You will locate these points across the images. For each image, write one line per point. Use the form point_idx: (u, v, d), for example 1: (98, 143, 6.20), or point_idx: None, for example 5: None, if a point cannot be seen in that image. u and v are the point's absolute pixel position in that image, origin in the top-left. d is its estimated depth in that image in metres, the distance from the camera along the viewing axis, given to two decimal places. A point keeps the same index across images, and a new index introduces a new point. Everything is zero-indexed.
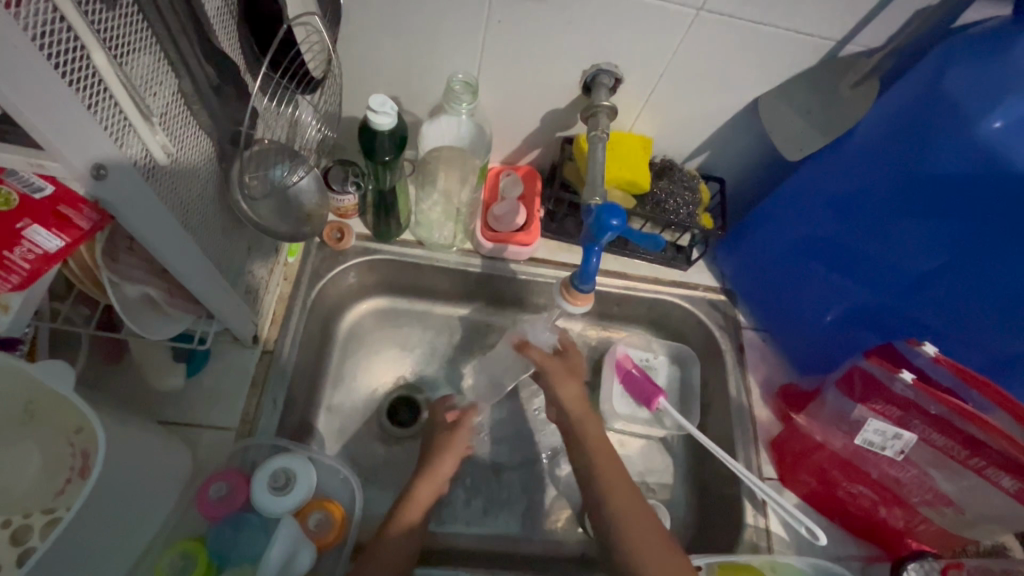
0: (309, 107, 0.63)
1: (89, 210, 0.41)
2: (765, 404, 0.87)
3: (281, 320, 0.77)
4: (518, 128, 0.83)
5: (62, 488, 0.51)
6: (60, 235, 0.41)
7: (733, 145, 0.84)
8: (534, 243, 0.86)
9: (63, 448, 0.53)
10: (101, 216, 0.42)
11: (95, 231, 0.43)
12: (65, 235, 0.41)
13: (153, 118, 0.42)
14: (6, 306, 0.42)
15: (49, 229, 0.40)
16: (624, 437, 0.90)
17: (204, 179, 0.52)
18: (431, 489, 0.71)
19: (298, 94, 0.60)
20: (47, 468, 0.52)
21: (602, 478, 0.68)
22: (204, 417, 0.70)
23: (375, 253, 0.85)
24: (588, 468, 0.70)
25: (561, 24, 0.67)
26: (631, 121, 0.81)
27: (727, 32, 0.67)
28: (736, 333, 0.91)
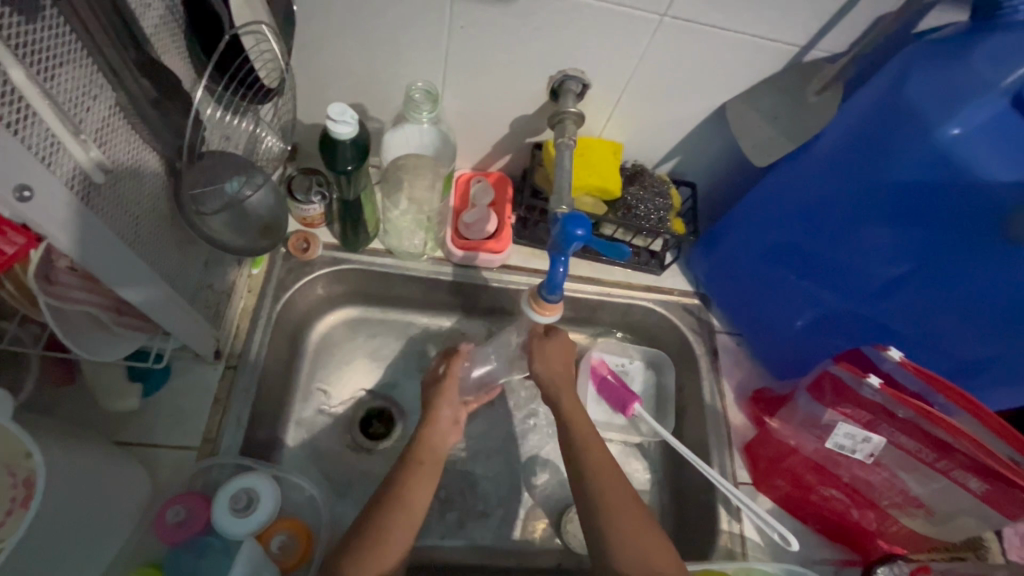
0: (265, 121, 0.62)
1: (14, 233, 0.39)
2: (738, 408, 0.87)
3: (245, 334, 0.75)
4: (487, 133, 0.82)
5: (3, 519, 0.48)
6: None
7: (704, 150, 0.84)
8: (505, 250, 0.85)
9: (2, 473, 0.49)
10: (27, 241, 0.39)
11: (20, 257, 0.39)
12: None
13: (85, 135, 0.40)
14: None
15: None
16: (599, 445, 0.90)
17: (152, 195, 0.50)
18: (427, 473, 0.65)
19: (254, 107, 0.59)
20: None
21: None
22: (164, 438, 0.67)
23: (344, 263, 0.83)
24: None
25: (525, 29, 0.66)
26: (601, 127, 0.81)
27: (692, 38, 0.66)
28: (710, 337, 0.91)
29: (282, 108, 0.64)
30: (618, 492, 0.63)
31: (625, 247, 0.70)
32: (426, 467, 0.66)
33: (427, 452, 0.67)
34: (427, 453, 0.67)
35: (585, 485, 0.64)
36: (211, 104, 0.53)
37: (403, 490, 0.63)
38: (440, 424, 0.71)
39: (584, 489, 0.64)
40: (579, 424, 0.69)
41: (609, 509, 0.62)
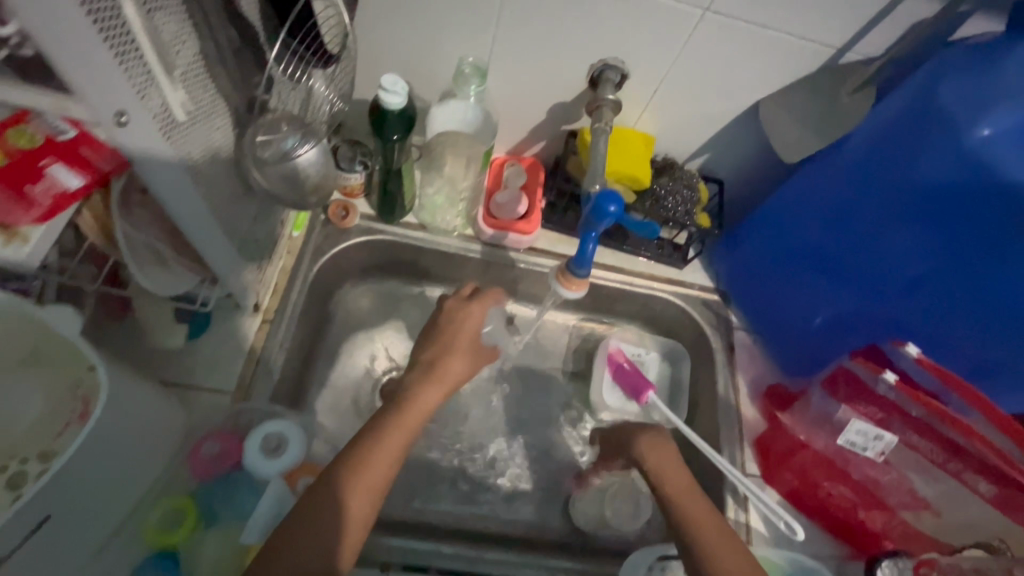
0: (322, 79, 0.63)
1: (106, 152, 0.43)
2: (752, 403, 0.89)
3: (282, 292, 0.78)
4: (525, 117, 0.85)
5: (62, 431, 0.54)
6: (81, 174, 0.43)
7: (734, 148, 0.86)
8: (534, 233, 0.88)
9: (64, 389, 0.56)
10: (118, 160, 0.45)
11: (111, 174, 0.45)
12: (84, 175, 0.43)
13: (175, 75, 0.44)
14: (26, 238, 0.43)
15: (71, 168, 0.42)
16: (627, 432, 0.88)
17: (219, 138, 0.54)
18: (386, 465, 0.57)
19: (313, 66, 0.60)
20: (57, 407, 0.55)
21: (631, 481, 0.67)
22: (202, 380, 0.71)
23: (378, 233, 0.87)
24: None
25: (571, 16, 0.68)
26: (635, 118, 0.83)
27: (731, 34, 0.69)
28: (727, 332, 0.93)
29: (338, 83, 0.64)
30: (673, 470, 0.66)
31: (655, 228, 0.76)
32: (384, 460, 0.57)
33: (381, 448, 0.57)
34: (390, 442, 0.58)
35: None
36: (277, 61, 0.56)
37: (340, 496, 0.54)
38: (421, 405, 0.63)
39: None
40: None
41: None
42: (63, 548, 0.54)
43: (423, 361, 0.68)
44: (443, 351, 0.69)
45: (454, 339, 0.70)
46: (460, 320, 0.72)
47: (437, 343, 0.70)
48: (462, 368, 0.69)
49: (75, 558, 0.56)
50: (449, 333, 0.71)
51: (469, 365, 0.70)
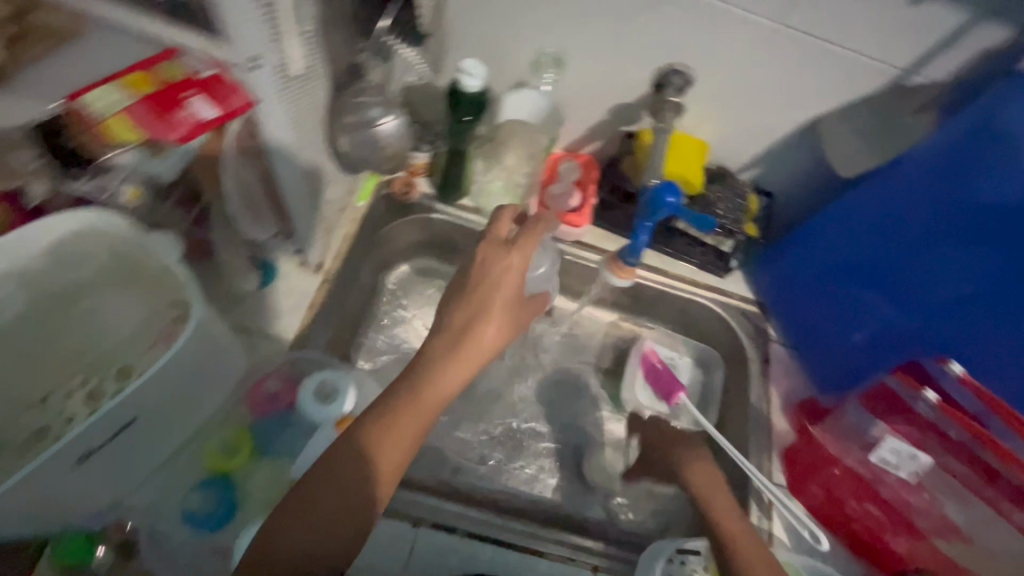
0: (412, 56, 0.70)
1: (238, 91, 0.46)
2: (783, 414, 0.89)
3: (342, 256, 0.83)
4: (586, 115, 0.88)
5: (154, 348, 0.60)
6: (217, 106, 0.45)
7: (787, 162, 0.88)
8: (583, 226, 0.92)
9: (151, 314, 0.61)
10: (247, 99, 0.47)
11: (242, 113, 0.47)
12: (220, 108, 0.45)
13: (298, 32, 0.49)
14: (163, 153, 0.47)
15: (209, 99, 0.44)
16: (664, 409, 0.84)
17: (318, 97, 0.59)
18: (414, 426, 0.60)
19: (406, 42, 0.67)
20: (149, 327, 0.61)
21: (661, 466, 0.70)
22: (264, 328, 0.76)
23: (435, 212, 0.91)
24: None
25: (646, 21, 0.72)
26: (693, 125, 0.86)
27: (798, 47, 0.72)
28: (764, 344, 0.94)
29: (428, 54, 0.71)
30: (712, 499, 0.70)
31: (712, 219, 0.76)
32: (408, 430, 0.59)
33: (414, 403, 0.60)
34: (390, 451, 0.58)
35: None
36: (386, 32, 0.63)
37: (371, 446, 0.57)
38: (441, 385, 0.62)
39: None
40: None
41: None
42: (137, 453, 0.59)
43: (456, 327, 0.65)
44: (476, 318, 0.65)
45: (487, 302, 0.65)
46: (496, 272, 0.66)
47: (466, 313, 0.65)
48: (495, 333, 0.65)
49: (139, 467, 0.61)
50: (484, 288, 0.66)
51: (501, 330, 0.66)
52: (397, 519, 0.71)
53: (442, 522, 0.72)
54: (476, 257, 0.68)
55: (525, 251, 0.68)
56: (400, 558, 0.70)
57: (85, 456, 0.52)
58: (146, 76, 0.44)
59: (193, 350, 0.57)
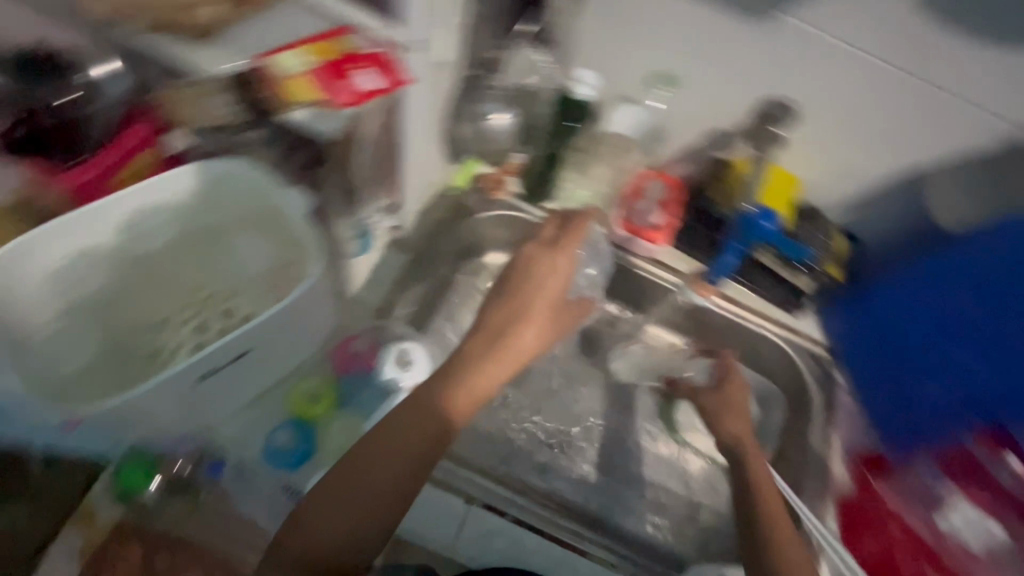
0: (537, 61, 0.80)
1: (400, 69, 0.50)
2: (844, 464, 0.86)
3: (428, 237, 0.87)
4: (680, 136, 0.90)
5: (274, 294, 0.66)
6: (382, 79, 0.49)
7: (880, 207, 0.87)
8: (661, 244, 0.93)
9: (271, 264, 0.67)
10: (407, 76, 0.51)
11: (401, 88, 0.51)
12: (384, 80, 0.49)
13: (451, 20, 0.53)
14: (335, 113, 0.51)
15: (376, 71, 0.49)
16: (721, 382, 0.87)
17: (443, 83, 0.63)
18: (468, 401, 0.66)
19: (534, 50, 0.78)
20: (267, 275, 0.67)
21: None
22: (350, 294, 0.80)
23: (519, 211, 0.91)
24: None
25: (763, 53, 0.73)
26: (789, 159, 0.87)
27: (915, 93, 0.71)
28: (830, 389, 0.91)
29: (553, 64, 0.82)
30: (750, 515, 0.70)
31: (805, 249, 0.87)
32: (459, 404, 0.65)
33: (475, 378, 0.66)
34: (422, 428, 0.63)
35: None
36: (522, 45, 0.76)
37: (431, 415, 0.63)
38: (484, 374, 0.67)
39: None
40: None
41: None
42: (238, 382, 0.65)
43: (491, 329, 0.71)
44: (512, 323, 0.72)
45: (527, 310, 0.72)
46: (542, 275, 0.74)
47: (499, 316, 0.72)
48: (533, 338, 0.72)
49: (240, 395, 0.68)
50: (528, 290, 0.73)
51: (540, 336, 0.73)
52: (450, 493, 0.74)
53: (492, 504, 0.75)
54: (521, 256, 0.76)
55: (568, 254, 0.77)
56: (450, 531, 0.72)
57: (206, 375, 0.59)
58: (325, 45, 0.49)
59: (306, 302, 0.62)
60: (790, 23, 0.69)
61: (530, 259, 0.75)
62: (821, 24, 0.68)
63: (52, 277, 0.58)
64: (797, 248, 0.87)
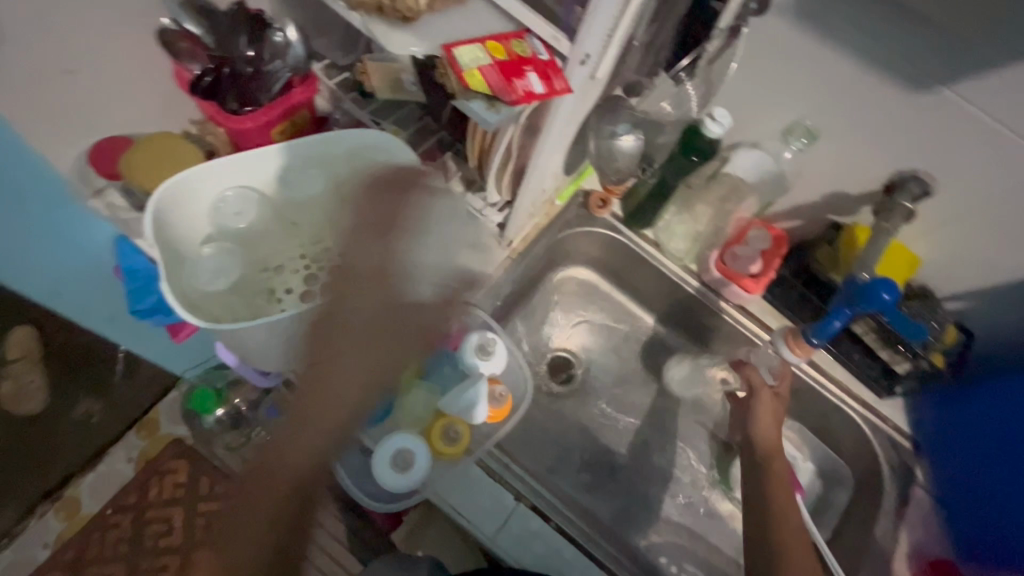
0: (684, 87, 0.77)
1: (562, 81, 0.53)
2: (909, 564, 0.80)
3: (529, 240, 0.91)
4: (798, 193, 0.89)
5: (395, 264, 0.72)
6: (545, 85, 0.52)
7: (1005, 305, 0.82)
8: (754, 293, 0.90)
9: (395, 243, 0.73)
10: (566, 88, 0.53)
11: (558, 95, 0.54)
12: (546, 86, 0.52)
13: (618, 43, 0.56)
14: (498, 108, 0.53)
15: (542, 78, 0.51)
16: (777, 388, 0.85)
17: (587, 99, 0.66)
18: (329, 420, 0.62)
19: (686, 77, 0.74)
20: None
21: None
22: (448, 276, 0.84)
23: (618, 233, 0.96)
24: None
25: (906, 119, 0.71)
26: (910, 236, 0.83)
27: None
28: (906, 482, 0.86)
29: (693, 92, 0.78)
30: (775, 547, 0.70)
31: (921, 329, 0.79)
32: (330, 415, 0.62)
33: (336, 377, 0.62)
34: (282, 461, 0.62)
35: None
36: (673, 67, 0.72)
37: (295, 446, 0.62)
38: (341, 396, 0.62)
39: None
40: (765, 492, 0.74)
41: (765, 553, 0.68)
42: None
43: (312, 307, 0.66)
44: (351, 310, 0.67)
45: (378, 296, 0.66)
46: (377, 252, 0.67)
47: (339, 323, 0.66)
48: (386, 352, 0.65)
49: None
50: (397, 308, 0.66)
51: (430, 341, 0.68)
52: (501, 486, 0.74)
53: (538, 507, 0.75)
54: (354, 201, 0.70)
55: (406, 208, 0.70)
56: (495, 523, 0.72)
57: (322, 320, 0.64)
58: (501, 46, 0.52)
59: (415, 278, 0.67)
60: (947, 93, 0.66)
61: (396, 183, 0.69)
62: (980, 101, 0.65)
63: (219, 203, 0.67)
64: (915, 327, 0.79)
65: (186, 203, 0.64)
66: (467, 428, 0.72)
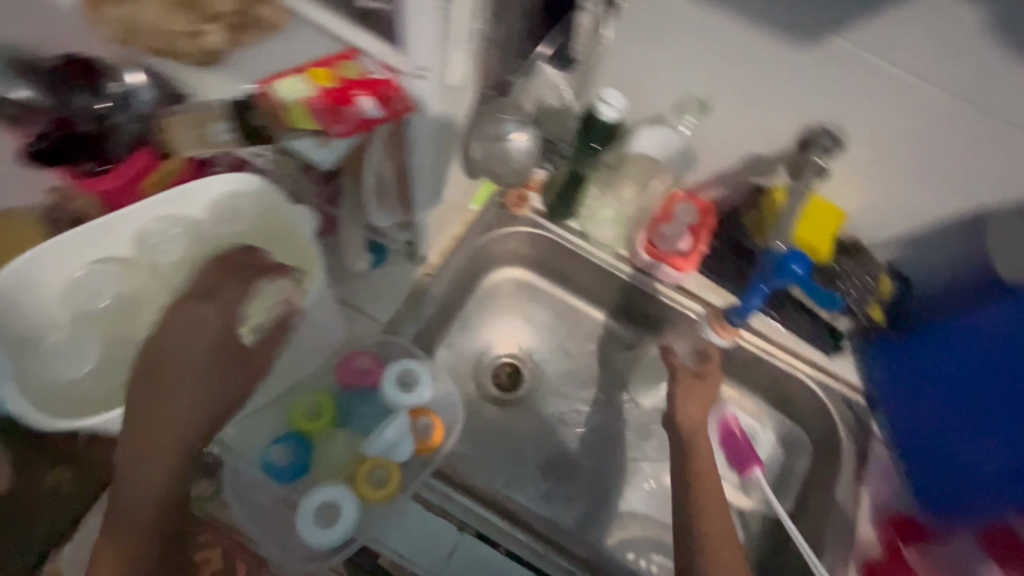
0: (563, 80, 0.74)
1: (402, 99, 0.50)
2: (872, 525, 0.80)
3: (447, 253, 0.87)
4: (716, 160, 0.84)
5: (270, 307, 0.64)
6: (380, 108, 0.49)
7: (934, 249, 0.80)
8: (688, 272, 0.88)
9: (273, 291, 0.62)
10: (408, 107, 0.51)
11: (402, 113, 0.51)
12: (384, 109, 0.49)
13: (463, 48, 0.51)
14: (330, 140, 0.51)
15: (375, 101, 0.48)
16: (701, 372, 0.83)
17: (458, 108, 0.63)
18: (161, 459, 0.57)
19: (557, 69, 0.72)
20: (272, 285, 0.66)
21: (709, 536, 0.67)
22: (364, 305, 0.81)
23: (541, 229, 0.92)
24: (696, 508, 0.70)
25: (805, 76, 0.66)
26: (833, 191, 0.80)
27: (979, 133, 0.64)
28: (864, 440, 0.85)
29: (574, 80, 0.74)
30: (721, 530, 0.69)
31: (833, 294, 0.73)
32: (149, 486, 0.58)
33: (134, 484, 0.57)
34: (147, 467, 0.57)
35: (705, 525, 0.69)
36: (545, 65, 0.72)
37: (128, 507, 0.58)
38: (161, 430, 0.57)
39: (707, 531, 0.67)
40: (712, 482, 0.73)
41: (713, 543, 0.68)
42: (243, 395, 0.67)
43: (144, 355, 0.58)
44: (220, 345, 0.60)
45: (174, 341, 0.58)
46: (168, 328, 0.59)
47: (148, 412, 0.57)
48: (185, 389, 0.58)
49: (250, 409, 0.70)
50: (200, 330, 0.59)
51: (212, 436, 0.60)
52: (445, 519, 0.72)
53: (485, 534, 0.72)
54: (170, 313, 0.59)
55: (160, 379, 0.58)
56: (439, 559, 0.69)
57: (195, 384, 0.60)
58: (329, 71, 0.48)
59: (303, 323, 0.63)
60: (840, 43, 0.61)
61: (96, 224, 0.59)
62: (870, 47, 0.61)
63: (71, 287, 0.62)
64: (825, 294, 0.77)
65: (30, 296, 0.59)
66: (396, 468, 0.68)
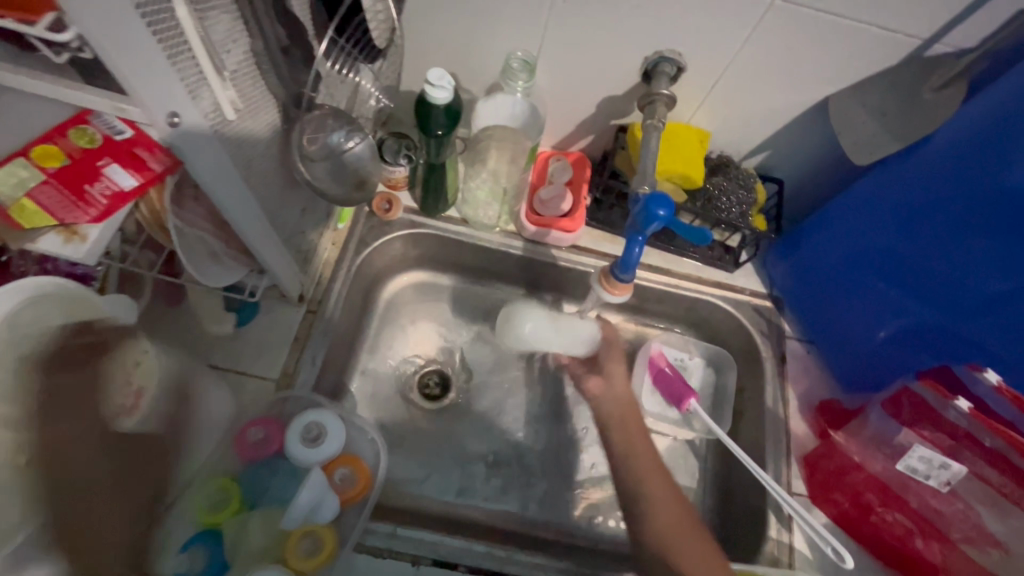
0: (369, 75, 0.66)
1: (162, 154, 0.45)
2: (802, 418, 0.84)
3: (325, 283, 0.80)
4: (570, 111, 0.81)
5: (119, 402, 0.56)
6: (135, 175, 0.44)
7: (794, 146, 0.81)
8: (577, 231, 0.85)
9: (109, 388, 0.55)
10: (172, 160, 0.46)
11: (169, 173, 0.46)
12: (139, 175, 0.44)
13: (225, 73, 0.45)
14: (85, 234, 0.44)
15: (126, 168, 0.44)
16: None
17: (264, 137, 0.56)
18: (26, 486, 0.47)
19: (360, 62, 0.63)
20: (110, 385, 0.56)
21: (649, 487, 0.66)
22: (249, 365, 0.74)
23: (420, 228, 0.87)
24: (632, 461, 0.69)
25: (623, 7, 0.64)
26: (689, 114, 0.79)
27: (797, 26, 0.64)
28: (779, 341, 0.88)
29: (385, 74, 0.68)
30: (663, 473, 0.67)
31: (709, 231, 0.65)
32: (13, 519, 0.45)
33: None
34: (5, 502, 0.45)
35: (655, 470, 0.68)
36: (327, 57, 0.58)
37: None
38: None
39: (647, 478, 0.67)
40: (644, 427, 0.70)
41: (658, 488, 0.66)
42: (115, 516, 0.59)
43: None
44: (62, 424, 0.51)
45: None
46: None
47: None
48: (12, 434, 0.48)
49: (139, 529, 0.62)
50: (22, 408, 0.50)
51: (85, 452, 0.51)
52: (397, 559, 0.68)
53: (443, 558, 0.70)
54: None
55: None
56: None
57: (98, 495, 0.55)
58: (56, 148, 0.43)
59: None
60: None
61: None
62: None
63: None
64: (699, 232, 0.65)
65: None
66: (326, 527, 0.65)
